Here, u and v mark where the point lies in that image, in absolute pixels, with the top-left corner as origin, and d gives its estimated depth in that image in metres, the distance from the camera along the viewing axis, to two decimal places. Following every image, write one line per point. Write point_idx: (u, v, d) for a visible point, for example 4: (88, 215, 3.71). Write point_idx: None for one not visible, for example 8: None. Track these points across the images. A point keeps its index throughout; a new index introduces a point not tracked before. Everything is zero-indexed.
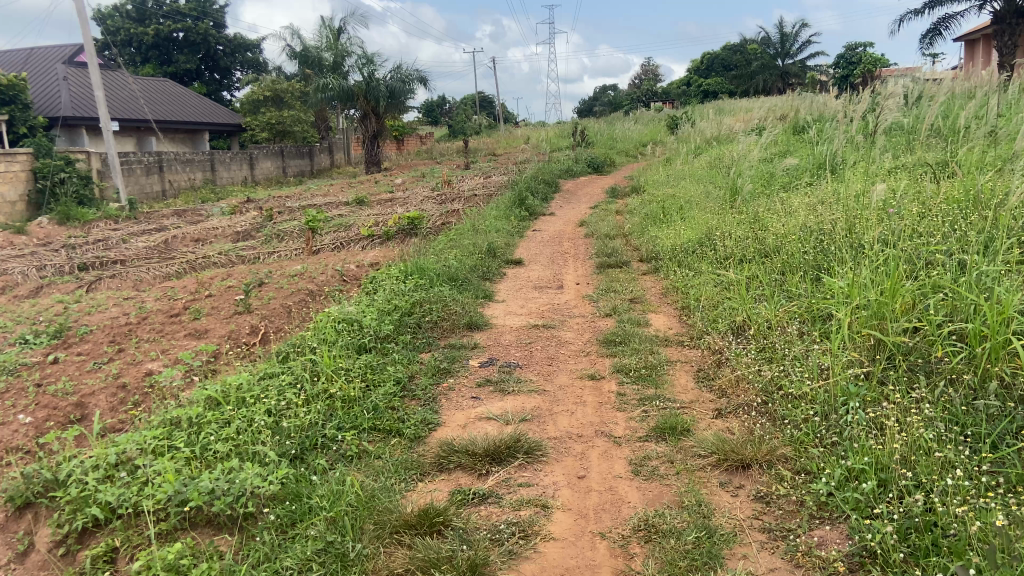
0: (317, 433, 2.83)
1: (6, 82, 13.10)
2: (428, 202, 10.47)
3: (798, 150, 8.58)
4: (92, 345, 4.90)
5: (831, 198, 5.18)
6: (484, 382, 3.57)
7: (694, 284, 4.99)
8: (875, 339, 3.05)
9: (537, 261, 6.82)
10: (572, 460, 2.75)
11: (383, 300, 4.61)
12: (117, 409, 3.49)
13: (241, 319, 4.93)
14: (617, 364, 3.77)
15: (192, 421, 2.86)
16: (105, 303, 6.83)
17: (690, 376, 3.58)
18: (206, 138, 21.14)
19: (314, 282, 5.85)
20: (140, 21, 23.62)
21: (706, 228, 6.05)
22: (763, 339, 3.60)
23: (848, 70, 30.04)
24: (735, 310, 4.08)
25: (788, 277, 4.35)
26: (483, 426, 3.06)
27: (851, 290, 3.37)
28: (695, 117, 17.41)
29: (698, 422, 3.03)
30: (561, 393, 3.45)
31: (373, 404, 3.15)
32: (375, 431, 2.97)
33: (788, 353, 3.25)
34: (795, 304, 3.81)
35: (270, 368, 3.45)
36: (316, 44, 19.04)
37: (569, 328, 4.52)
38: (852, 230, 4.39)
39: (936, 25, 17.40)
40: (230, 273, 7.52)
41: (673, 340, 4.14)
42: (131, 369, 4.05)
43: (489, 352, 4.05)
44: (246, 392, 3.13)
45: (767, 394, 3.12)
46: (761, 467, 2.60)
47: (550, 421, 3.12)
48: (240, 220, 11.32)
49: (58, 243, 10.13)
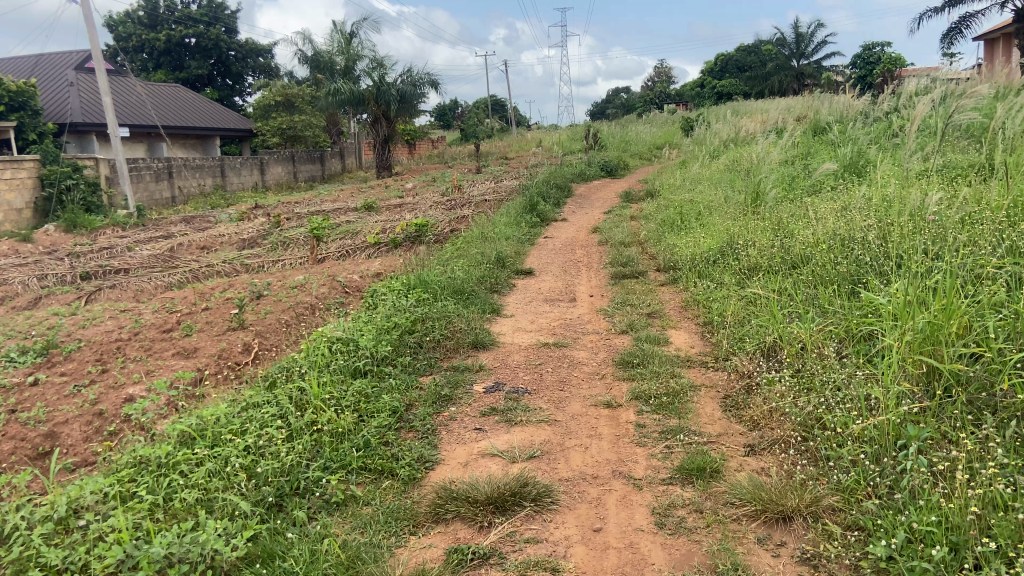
0: (301, 476, 2.53)
1: (16, 88, 12.94)
2: (437, 208, 10.19)
3: (819, 152, 8.23)
4: (78, 364, 4.62)
5: (863, 204, 4.83)
6: (489, 411, 3.25)
7: (718, 298, 4.64)
8: (926, 367, 2.70)
9: (549, 270, 6.50)
10: (586, 509, 2.42)
11: (383, 317, 4.31)
12: (90, 441, 3.23)
13: (234, 337, 4.64)
14: (635, 390, 3.43)
15: (161, 461, 2.55)
16: (101, 316, 6.56)
17: (716, 404, 3.24)
18: (216, 143, 20.94)
19: (314, 294, 5.56)
20: (151, 27, 23.54)
21: (728, 235, 5.70)
22: (797, 362, 3.25)
23: (867, 70, 29.65)
24: (764, 328, 3.72)
25: (820, 291, 4.00)
26: (486, 464, 2.74)
27: (898, 310, 3.02)
28: (710, 118, 17.12)
29: (729, 460, 2.70)
30: (574, 423, 3.13)
31: (364, 439, 2.83)
32: (365, 471, 2.66)
33: (828, 381, 2.89)
34: (832, 322, 3.46)
35: (253, 398, 3.15)
36: (328, 49, 18.73)
37: (582, 347, 4.18)
38: (888, 240, 4.04)
39: (955, 23, 17.03)
40: (231, 284, 7.25)
41: (696, 361, 3.80)
42: (111, 395, 3.77)
43: (495, 375, 3.73)
44: (225, 425, 2.82)
45: (807, 428, 2.77)
46: (806, 520, 2.26)
47: (562, 459, 2.78)
48: (248, 226, 11.07)
49: (63, 251, 9.89)
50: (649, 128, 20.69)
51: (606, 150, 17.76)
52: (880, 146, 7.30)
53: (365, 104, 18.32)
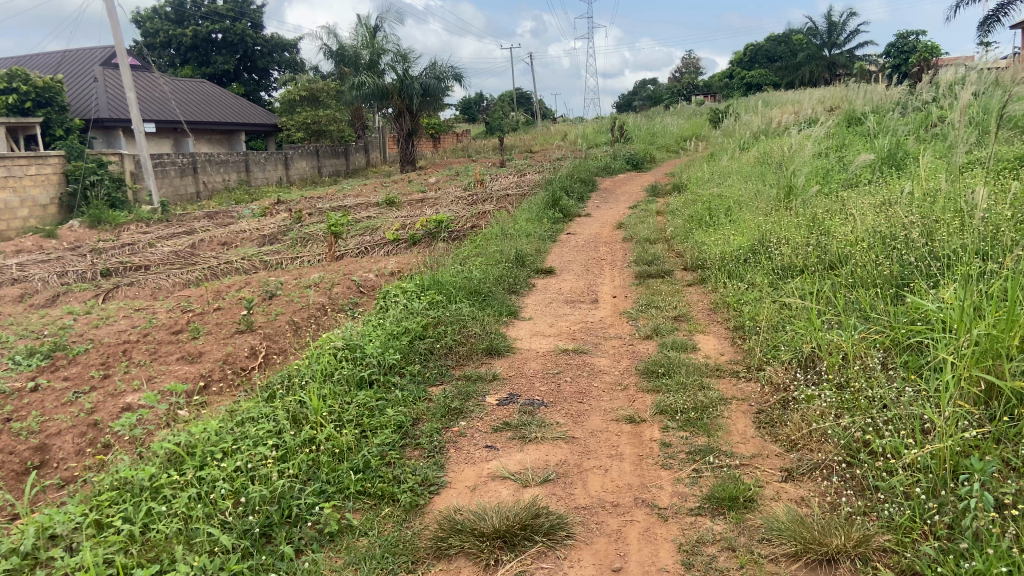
0: (292, 502, 2.32)
1: (42, 84, 12.93)
2: (458, 203, 9.97)
3: (854, 143, 7.87)
4: (83, 369, 4.45)
5: (905, 200, 4.52)
6: (501, 427, 3.02)
7: (750, 301, 4.36)
8: (985, 385, 2.42)
9: (571, 269, 6.24)
10: (605, 544, 2.18)
11: (393, 321, 4.09)
12: (82, 455, 3.11)
13: (240, 340, 4.47)
14: (660, 403, 3.17)
15: (143, 484, 2.37)
16: (115, 315, 6.44)
17: (749, 420, 2.98)
18: (241, 138, 20.93)
19: (328, 294, 5.38)
20: (178, 22, 23.60)
21: (759, 232, 5.39)
22: (837, 374, 2.97)
23: (901, 59, 28.97)
24: (801, 335, 3.43)
25: (859, 295, 3.70)
26: (496, 489, 2.51)
27: (952, 320, 2.72)
28: (739, 109, 16.74)
29: (764, 487, 2.44)
30: (592, 440, 2.89)
31: (364, 459, 2.61)
32: (364, 497, 2.45)
33: (875, 398, 2.61)
34: (875, 330, 3.17)
35: (250, 411, 2.96)
36: (352, 43, 18.43)
37: (604, 354, 3.93)
38: (935, 239, 3.73)
39: (993, 9, 16.44)
40: (248, 281, 7.11)
41: (726, 371, 3.54)
42: (107, 404, 3.62)
43: (510, 386, 3.49)
44: (216, 443, 2.63)
45: (852, 452, 2.49)
46: (854, 563, 1.99)
47: (579, 483, 2.54)
48: (270, 222, 10.96)
49: (85, 247, 9.84)
50: (676, 120, 20.32)
51: (631, 143, 17.43)
52: (919, 138, 6.96)
53: (389, 98, 18.15)
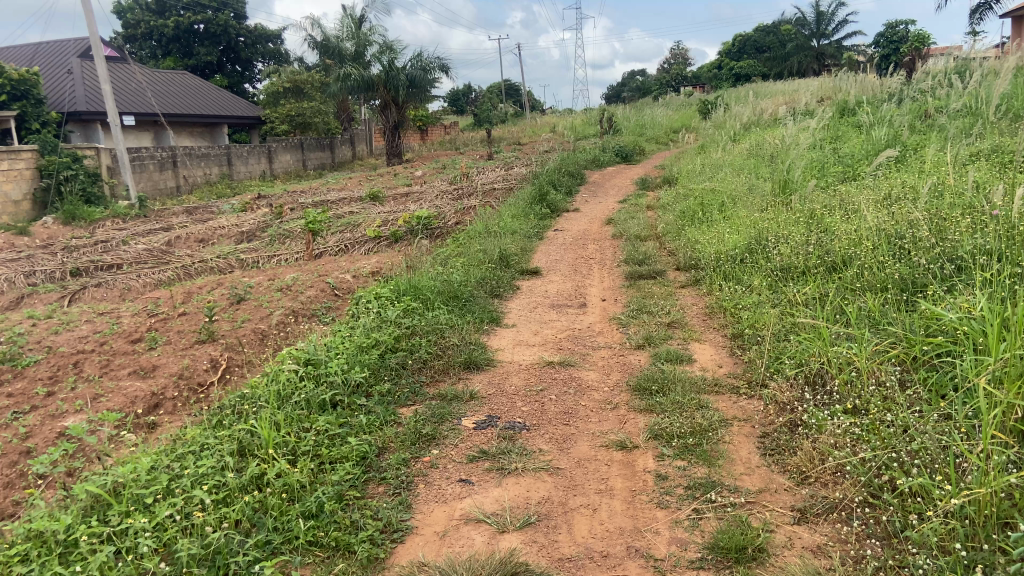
0: (230, 558, 2.00)
1: (17, 76, 12.42)
2: (443, 198, 9.62)
3: (849, 134, 7.59)
4: (29, 383, 4.08)
5: (912, 197, 4.21)
6: (477, 456, 2.70)
7: (748, 306, 4.05)
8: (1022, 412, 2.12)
9: (557, 269, 5.91)
10: None
11: (363, 332, 3.77)
12: (12, 488, 2.83)
13: (199, 352, 4.15)
14: (654, 426, 2.85)
15: (60, 538, 2.06)
16: (77, 320, 6.06)
17: (753, 446, 2.67)
18: (225, 131, 20.37)
19: (299, 298, 5.05)
20: (160, 13, 23.07)
21: (756, 230, 5.06)
22: (851, 394, 2.65)
23: (890, 48, 28.75)
24: (807, 347, 3.11)
25: (865, 300, 3.38)
26: (469, 536, 2.20)
27: (981, 333, 2.41)
28: (729, 100, 16.46)
29: (774, 532, 2.14)
30: (579, 472, 2.58)
31: (318, 501, 2.28)
32: (315, 548, 2.12)
33: (894, 423, 2.30)
34: (889, 339, 2.85)
35: (194, 442, 2.63)
36: (337, 33, 17.90)
37: (592, 367, 3.62)
38: (947, 237, 3.42)
39: None
40: (221, 282, 6.75)
41: (725, 386, 3.23)
42: (46, 427, 3.30)
43: (488, 406, 3.16)
44: (150, 484, 2.32)
45: (873, 490, 2.18)
46: None
47: (563, 528, 2.23)
48: (249, 218, 10.54)
49: (58, 245, 9.40)
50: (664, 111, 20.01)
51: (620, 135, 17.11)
52: (917, 128, 6.65)
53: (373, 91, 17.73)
